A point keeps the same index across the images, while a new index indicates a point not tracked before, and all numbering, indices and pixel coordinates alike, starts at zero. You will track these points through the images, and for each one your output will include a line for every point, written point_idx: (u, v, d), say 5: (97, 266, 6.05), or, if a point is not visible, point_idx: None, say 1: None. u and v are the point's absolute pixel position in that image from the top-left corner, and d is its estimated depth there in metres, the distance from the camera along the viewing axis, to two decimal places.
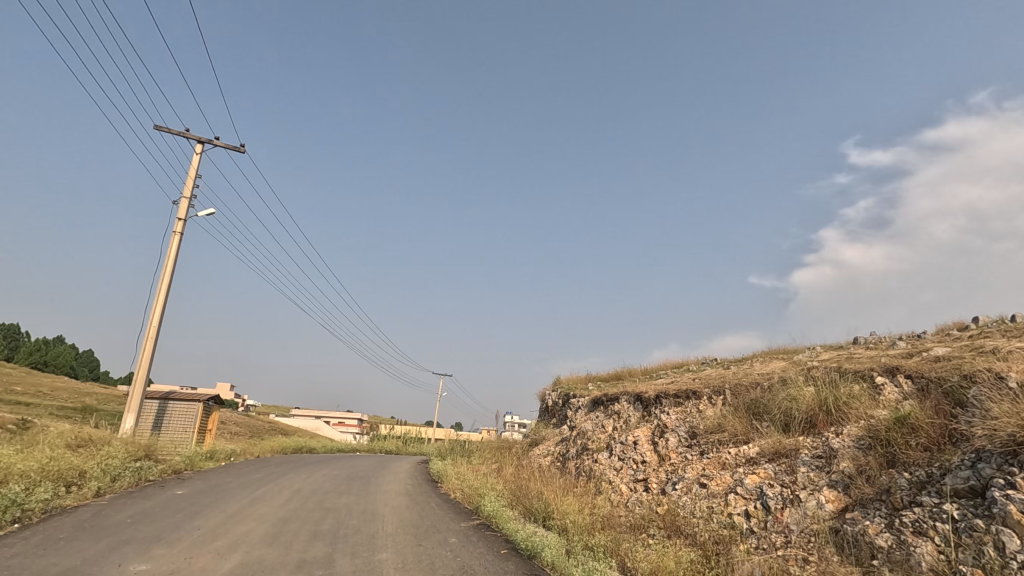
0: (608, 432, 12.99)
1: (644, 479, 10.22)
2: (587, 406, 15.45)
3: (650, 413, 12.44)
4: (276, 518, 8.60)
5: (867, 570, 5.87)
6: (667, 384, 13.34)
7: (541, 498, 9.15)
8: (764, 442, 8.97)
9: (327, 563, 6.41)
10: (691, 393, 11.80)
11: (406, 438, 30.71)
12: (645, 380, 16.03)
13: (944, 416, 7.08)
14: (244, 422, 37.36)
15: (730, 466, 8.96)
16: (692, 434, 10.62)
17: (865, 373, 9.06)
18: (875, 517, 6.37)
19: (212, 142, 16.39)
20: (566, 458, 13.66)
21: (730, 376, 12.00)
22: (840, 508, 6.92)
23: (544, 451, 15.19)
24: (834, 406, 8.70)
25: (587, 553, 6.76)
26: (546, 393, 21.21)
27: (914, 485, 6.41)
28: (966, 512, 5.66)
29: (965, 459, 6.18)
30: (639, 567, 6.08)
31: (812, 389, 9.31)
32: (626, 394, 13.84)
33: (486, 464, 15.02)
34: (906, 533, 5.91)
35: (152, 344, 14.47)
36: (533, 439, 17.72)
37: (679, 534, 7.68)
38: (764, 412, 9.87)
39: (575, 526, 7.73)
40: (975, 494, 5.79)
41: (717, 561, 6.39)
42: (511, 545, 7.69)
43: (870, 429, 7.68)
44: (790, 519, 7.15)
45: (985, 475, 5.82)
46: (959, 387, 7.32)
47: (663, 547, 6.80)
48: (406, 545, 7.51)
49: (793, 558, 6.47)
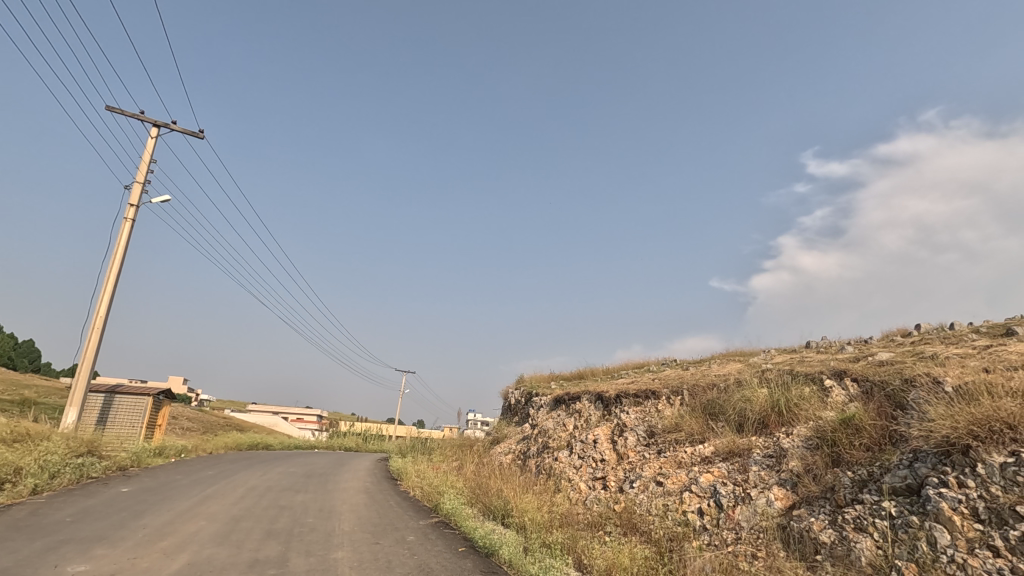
0: (569, 430, 13.12)
1: (602, 478, 10.37)
2: (549, 404, 15.56)
3: (611, 412, 12.62)
4: (228, 517, 8.35)
5: (811, 565, 6.11)
6: (628, 384, 13.56)
7: (500, 496, 9.17)
8: (718, 442, 9.23)
9: (280, 563, 6.25)
10: (651, 393, 12.03)
11: (366, 435, 30.25)
12: (607, 379, 16.26)
13: (885, 418, 7.45)
14: (198, 418, 36.07)
15: (685, 465, 9.19)
16: (650, 433, 10.84)
17: (815, 376, 9.41)
18: (820, 514, 6.63)
19: (168, 125, 15.73)
20: (526, 456, 13.73)
21: (688, 377, 12.29)
22: (787, 505, 7.18)
23: (505, 449, 15.24)
24: (786, 408, 9.02)
25: (544, 551, 6.82)
26: (509, 391, 21.28)
27: (856, 484, 6.73)
28: (902, 509, 5.96)
29: (903, 459, 6.50)
30: (594, 565, 6.15)
31: (765, 391, 9.62)
32: (587, 392, 14.02)
33: (446, 461, 14.96)
34: (847, 529, 6.18)
35: (97, 335, 13.84)
36: (495, 436, 17.74)
37: (635, 531, 7.83)
38: (720, 412, 10.15)
39: (533, 523, 7.78)
40: (911, 492, 6.10)
41: (670, 558, 6.53)
42: (469, 542, 7.69)
43: (818, 429, 8.00)
44: (740, 516, 7.37)
45: (920, 474, 6.15)
46: (900, 390, 7.70)
47: (618, 545, 6.89)
48: (362, 543, 7.40)
49: (742, 554, 6.69)
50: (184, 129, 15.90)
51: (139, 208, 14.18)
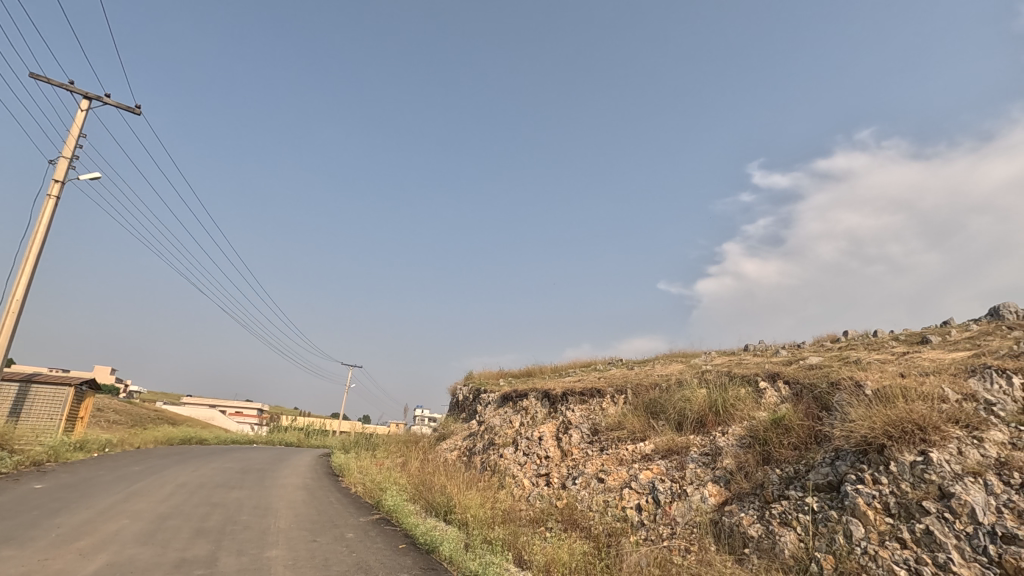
0: (515, 427, 13.22)
1: (546, 474, 10.50)
2: (496, 402, 15.59)
3: (557, 410, 12.78)
4: (154, 514, 7.94)
5: (739, 558, 6.40)
6: (574, 382, 13.78)
7: (444, 492, 9.13)
8: (658, 440, 9.51)
9: (209, 562, 5.99)
10: (596, 392, 12.27)
11: (309, 430, 29.44)
12: (554, 377, 16.44)
13: (812, 418, 7.88)
14: (126, 410, 34.13)
15: (626, 462, 9.42)
16: (594, 431, 11.05)
17: (750, 378, 9.84)
18: (749, 510, 6.95)
19: (101, 98, 14.74)
20: (472, 453, 13.69)
21: (632, 377, 12.59)
22: (720, 501, 7.49)
23: (450, 446, 15.15)
24: (722, 408, 9.39)
25: (485, 547, 6.82)
26: (457, 387, 21.21)
27: (783, 480, 7.09)
28: (822, 504, 6.33)
29: (826, 457, 6.89)
30: (534, 561, 6.23)
31: (703, 391, 9.99)
32: (535, 390, 14.13)
33: (391, 458, 14.75)
34: (773, 523, 6.50)
35: (13, 319, 12.83)
36: (441, 433, 17.61)
37: (576, 527, 7.96)
38: (661, 411, 10.46)
39: (475, 520, 7.78)
40: (831, 488, 6.49)
41: (607, 553, 6.69)
42: (410, 540, 7.62)
43: (751, 429, 8.37)
44: (676, 512, 7.63)
45: (840, 471, 6.55)
46: (826, 392, 8.16)
47: (558, 540, 7.01)
48: (298, 541, 7.19)
49: (677, 548, 6.92)
50: (119, 104, 14.97)
51: (66, 185, 13.25)
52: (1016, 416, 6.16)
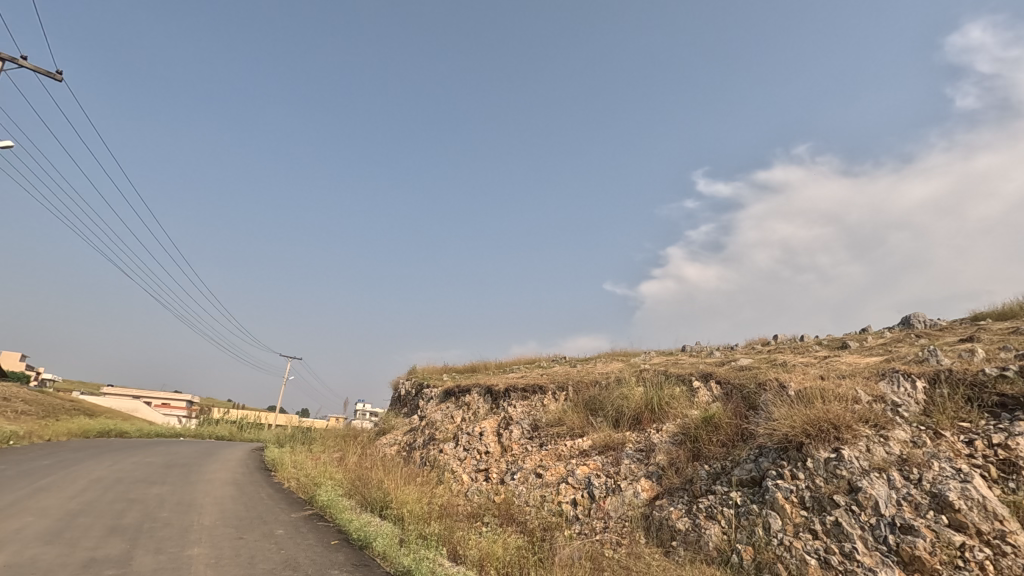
0: (456, 423, 13.19)
1: (485, 469, 10.53)
2: (438, 397, 15.49)
3: (498, 405, 12.84)
4: (63, 511, 7.40)
5: (667, 550, 6.65)
6: (517, 379, 13.87)
7: (380, 487, 8.99)
8: (595, 436, 9.73)
9: (122, 562, 5.64)
10: (538, 388, 12.41)
11: (243, 423, 28.27)
12: (497, 373, 16.48)
13: (740, 417, 8.26)
14: (36, 400, 31.64)
15: (564, 458, 9.59)
16: (535, 427, 11.18)
17: (685, 377, 10.21)
18: (678, 504, 7.23)
19: (15, 60, 13.51)
20: (412, 448, 13.54)
21: (573, 374, 12.84)
22: (651, 496, 7.75)
23: (390, 441, 14.92)
24: (657, 406, 9.70)
25: (420, 542, 6.76)
26: (400, 381, 20.93)
27: (711, 475, 7.42)
28: (745, 499, 6.66)
29: (751, 453, 7.25)
30: (468, 555, 6.25)
31: (640, 390, 10.28)
32: (477, 386, 14.15)
33: (328, 452, 14.39)
34: (700, 517, 6.78)
35: None
36: (382, 428, 17.32)
37: (512, 521, 8.02)
38: (599, 408, 10.70)
39: (411, 515, 7.70)
40: (753, 483, 6.83)
41: (541, 546, 6.78)
42: (343, 536, 7.44)
43: (683, 426, 8.70)
44: (610, 506, 7.83)
45: (763, 467, 6.91)
46: (754, 392, 8.58)
47: (493, 534, 7.05)
48: (223, 538, 6.90)
49: (608, 542, 7.11)
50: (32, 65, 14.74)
51: None
52: (917, 417, 6.70)
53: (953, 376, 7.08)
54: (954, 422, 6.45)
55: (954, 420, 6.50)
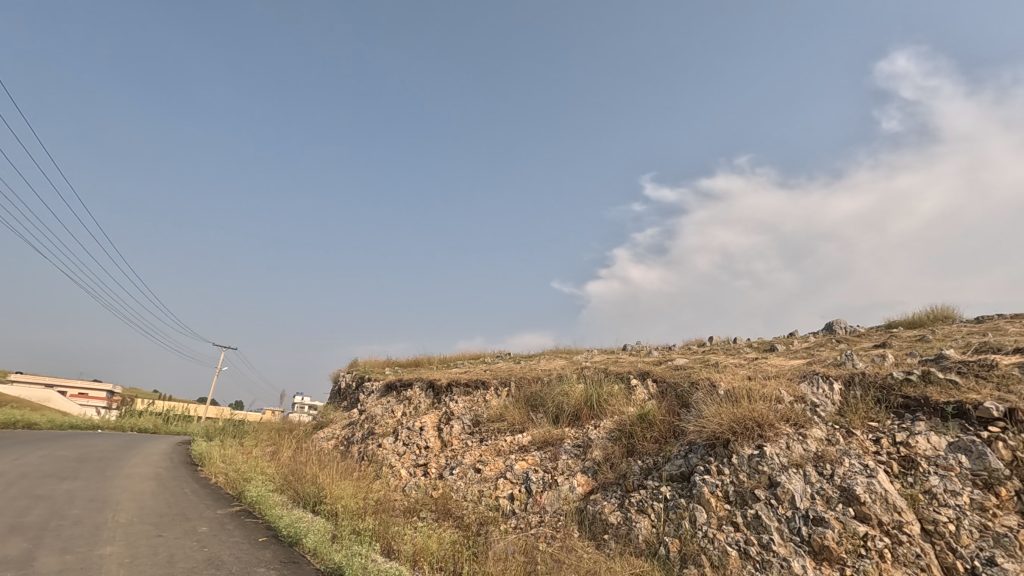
0: (396, 417, 13.03)
1: (424, 464, 10.45)
2: (379, 391, 15.22)
3: (440, 400, 12.77)
4: None
5: (598, 543, 6.82)
6: (460, 374, 13.83)
7: (314, 483, 8.74)
8: (535, 432, 9.84)
9: (22, 563, 5.24)
10: (480, 383, 12.42)
11: (169, 415, 26.83)
12: (440, 368, 16.38)
13: (673, 414, 8.58)
14: None
15: (504, 453, 9.66)
16: (475, 422, 11.19)
17: (624, 375, 10.49)
18: (611, 498, 7.43)
19: None
20: (350, 443, 13.23)
21: (516, 370, 12.92)
22: (586, 491, 7.93)
23: (327, 435, 14.53)
24: (596, 402, 9.93)
25: (353, 538, 6.63)
26: (340, 374, 20.44)
27: (644, 470, 7.67)
28: (674, 493, 6.92)
29: (681, 450, 7.54)
30: (402, 551, 6.20)
31: (580, 387, 10.49)
32: (419, 380, 14.01)
33: (260, 446, 13.85)
34: (631, 511, 6.99)
35: None
36: (319, 421, 16.85)
37: (448, 516, 7.99)
38: (540, 404, 10.84)
39: (345, 511, 7.55)
40: (682, 478, 7.12)
41: (476, 541, 6.81)
42: (272, 532, 7.20)
43: (620, 423, 8.94)
44: (546, 500, 7.95)
45: (691, 463, 7.20)
46: (687, 391, 8.93)
47: (429, 529, 7.01)
48: (140, 536, 6.53)
49: (543, 535, 7.21)
50: None
51: None
52: (833, 416, 7.17)
53: (865, 379, 7.62)
54: (865, 422, 6.93)
55: (865, 420, 6.98)
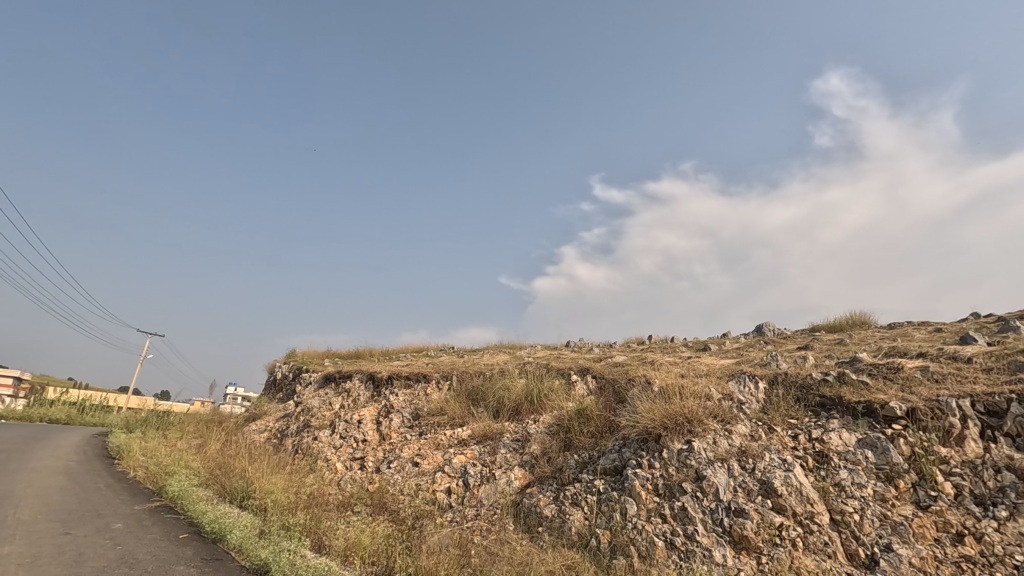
0: (334, 410, 12.72)
1: (361, 458, 10.25)
2: (317, 382, 14.82)
3: (380, 393, 12.57)
4: None
5: (532, 535, 6.93)
6: (402, 366, 13.65)
7: (242, 477, 8.40)
8: (475, 426, 9.86)
9: None
10: (422, 376, 12.30)
11: (84, 405, 25.01)
12: (382, 360, 16.12)
13: (609, 409, 8.81)
14: None
15: (443, 446, 9.62)
16: (415, 416, 11.08)
17: (565, 371, 10.67)
18: (546, 491, 7.55)
19: None
20: (284, 435, 12.80)
21: (459, 364, 12.89)
22: (523, 484, 8.02)
23: (260, 427, 13.99)
24: (536, 397, 10.05)
25: (282, 533, 6.42)
26: (276, 365, 19.72)
27: (579, 464, 7.85)
28: (607, 486, 7.11)
29: (616, 444, 7.76)
30: (333, 546, 6.07)
31: (522, 381, 10.60)
32: (359, 372, 13.73)
33: (186, 439, 13.18)
34: (565, 504, 7.13)
35: None
36: (252, 413, 16.20)
37: (383, 510, 7.88)
38: (481, 398, 10.87)
39: (275, 505, 7.31)
40: (616, 471, 7.33)
41: (410, 535, 6.76)
42: (194, 529, 6.87)
43: (558, 418, 9.09)
44: (483, 494, 7.99)
45: (625, 457, 7.43)
46: (624, 387, 9.20)
47: (362, 524, 6.90)
48: (45, 535, 6.06)
49: (478, 529, 7.24)
50: None
51: None
52: (756, 413, 7.57)
53: (787, 378, 8.08)
54: (785, 419, 7.36)
55: (785, 417, 7.41)
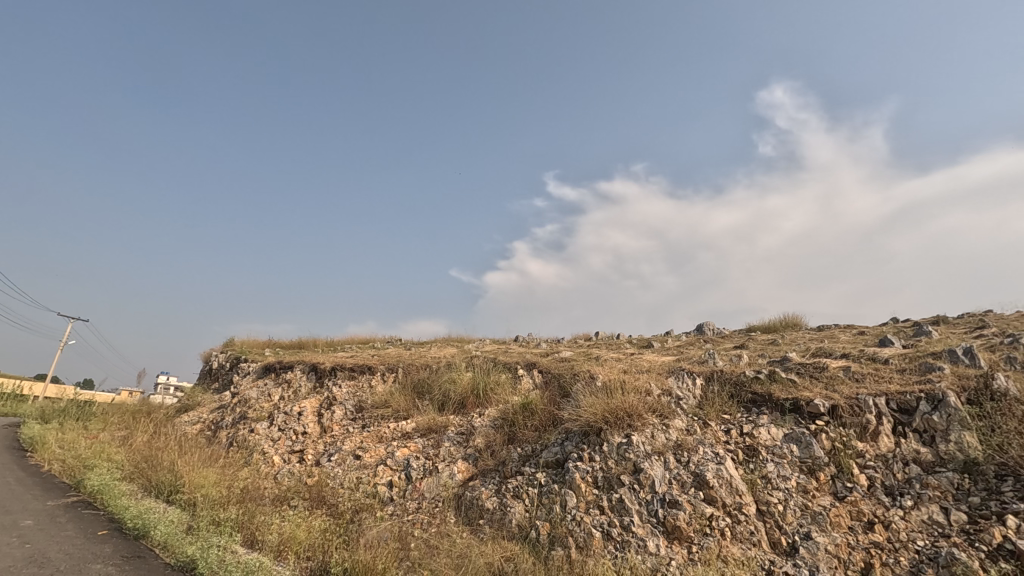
0: (273, 401, 12.31)
1: (300, 451, 9.96)
2: (256, 372, 14.29)
3: (323, 384, 12.26)
4: None
5: (473, 527, 6.95)
6: (346, 358, 13.35)
7: (171, 470, 8.00)
8: (420, 419, 9.77)
9: None
10: (367, 368, 12.08)
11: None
12: (326, 351, 15.71)
13: (553, 403, 8.93)
14: None
15: (386, 439, 9.48)
16: (359, 408, 10.87)
17: (511, 365, 10.72)
18: (489, 484, 7.58)
19: None
20: (218, 427, 12.26)
21: (405, 356, 12.73)
22: (466, 477, 8.03)
23: (192, 418, 13.36)
24: (482, 391, 10.07)
25: (212, 529, 6.17)
26: (212, 355, 18.86)
27: (522, 457, 7.92)
28: (549, 479, 7.22)
29: (558, 437, 7.88)
30: (266, 542, 5.88)
31: (468, 375, 10.58)
32: (301, 362, 13.32)
33: (109, 431, 12.41)
34: (507, 496, 7.18)
35: None
36: (184, 404, 15.43)
37: (322, 504, 7.69)
38: (427, 391, 10.79)
39: (206, 500, 7.01)
40: (557, 464, 7.45)
41: (348, 529, 6.63)
42: (115, 525, 6.50)
43: (503, 412, 9.15)
44: (425, 487, 7.93)
45: (567, 450, 7.56)
46: (568, 381, 9.35)
47: (298, 518, 6.71)
48: None
49: (419, 522, 7.20)
50: None
51: None
52: (693, 408, 7.87)
53: (722, 375, 8.42)
54: (719, 414, 7.68)
55: (719, 412, 7.74)
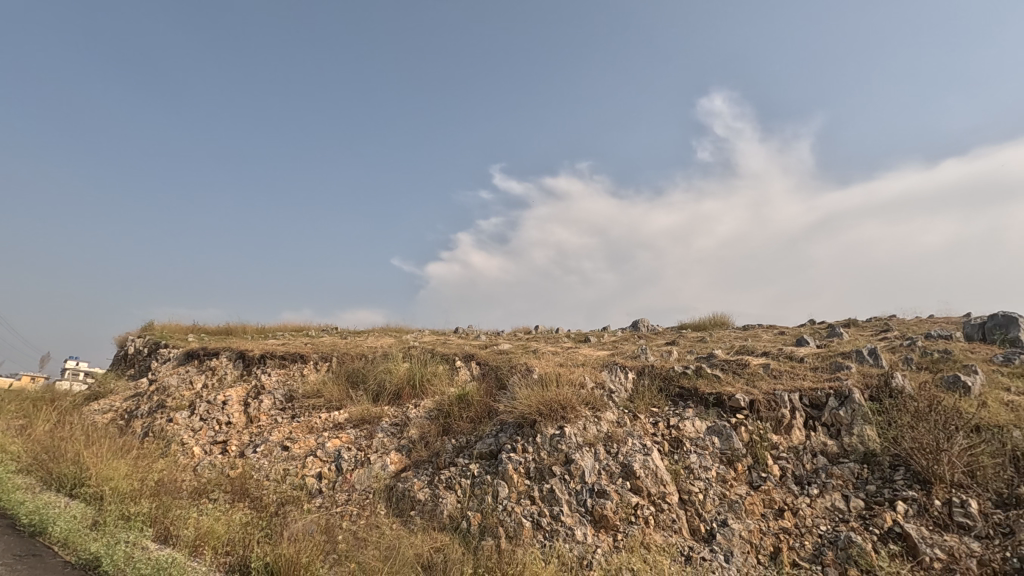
0: (195, 389, 11.66)
1: (223, 441, 9.49)
2: (178, 359, 13.47)
3: (250, 372, 11.73)
4: None
5: (404, 519, 6.88)
6: (277, 345, 12.82)
7: (75, 461, 7.42)
8: (353, 409, 9.54)
9: None
10: (299, 356, 11.65)
11: None
12: (255, 338, 15.04)
13: (489, 395, 8.97)
14: None
15: (317, 430, 9.20)
16: (288, 398, 10.49)
17: (449, 357, 10.66)
18: (421, 475, 7.52)
19: None
20: (132, 416, 11.48)
21: (340, 345, 12.39)
22: (398, 468, 7.93)
23: (103, 407, 12.43)
24: (419, 381, 9.97)
25: (120, 524, 5.79)
26: (128, 339, 17.60)
27: (456, 449, 7.90)
28: (482, 470, 7.25)
29: (493, 429, 7.93)
30: (181, 536, 5.58)
31: (405, 365, 10.43)
32: (228, 349, 12.68)
33: (4, 419, 11.34)
34: (439, 487, 7.15)
35: None
36: (93, 391, 14.33)
37: (245, 497, 7.37)
38: (361, 380, 10.55)
39: (114, 494, 6.57)
40: (491, 455, 7.49)
41: (272, 522, 6.39)
42: (7, 521, 5.96)
43: (439, 403, 9.09)
44: (356, 478, 7.77)
45: (501, 441, 7.61)
46: (505, 373, 9.41)
47: (218, 511, 6.41)
48: None
49: (348, 514, 7.05)
50: None
51: None
52: (624, 401, 8.12)
53: (653, 370, 8.72)
54: (648, 407, 7.97)
55: (648, 405, 8.02)
